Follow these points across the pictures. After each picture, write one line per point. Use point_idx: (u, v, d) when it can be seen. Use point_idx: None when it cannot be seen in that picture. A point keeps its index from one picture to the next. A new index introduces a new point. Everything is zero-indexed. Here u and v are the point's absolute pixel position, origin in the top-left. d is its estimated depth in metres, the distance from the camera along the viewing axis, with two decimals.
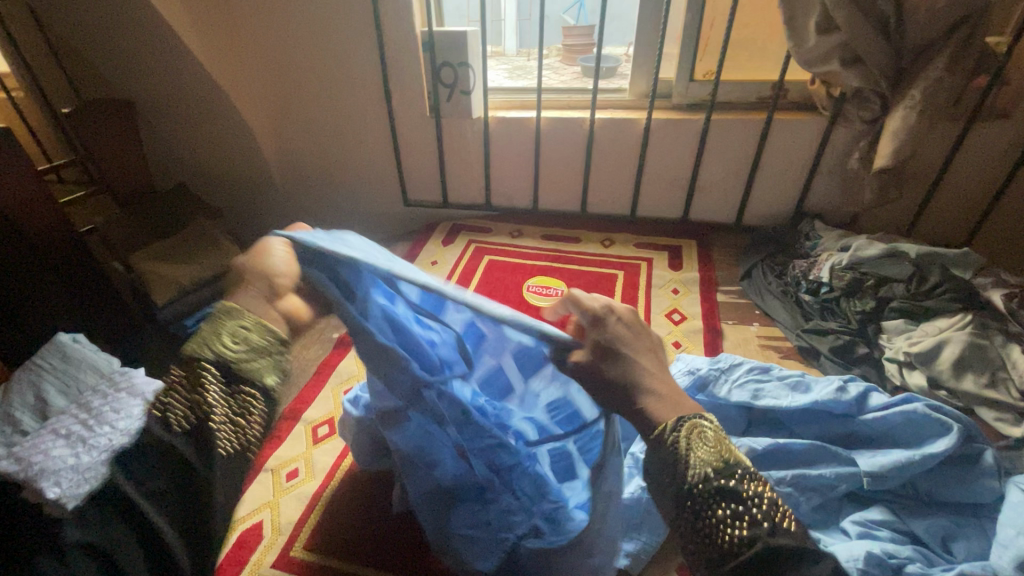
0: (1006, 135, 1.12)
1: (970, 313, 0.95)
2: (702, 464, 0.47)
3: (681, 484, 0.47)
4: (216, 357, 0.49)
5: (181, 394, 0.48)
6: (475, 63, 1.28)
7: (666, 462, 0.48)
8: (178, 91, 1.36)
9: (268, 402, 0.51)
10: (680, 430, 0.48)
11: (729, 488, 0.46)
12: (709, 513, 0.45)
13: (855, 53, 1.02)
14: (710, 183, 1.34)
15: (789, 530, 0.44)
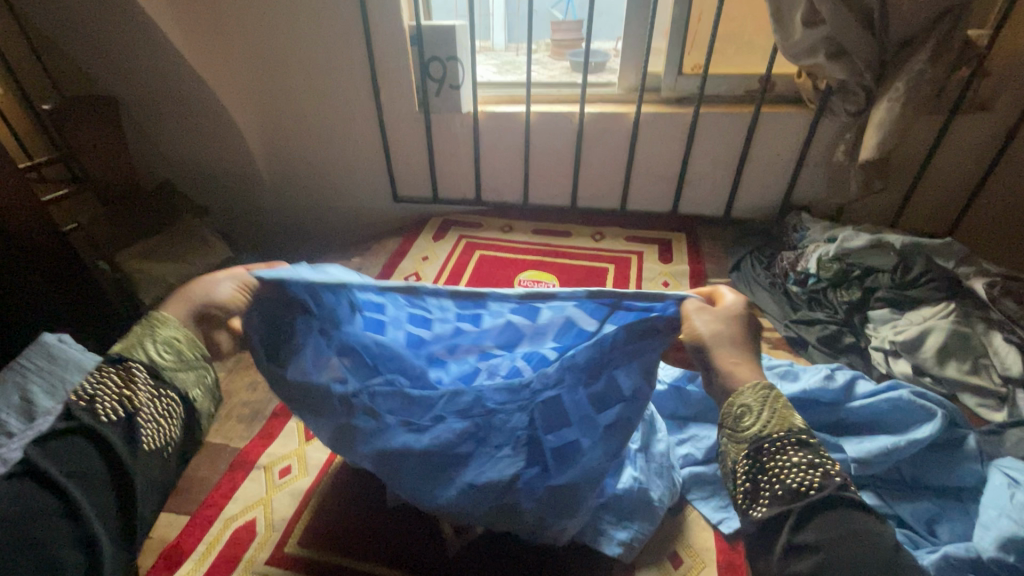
0: (987, 127, 1.14)
1: (952, 302, 0.97)
2: (781, 416, 0.48)
3: (753, 427, 0.48)
4: (149, 360, 0.50)
5: (106, 388, 0.47)
6: (464, 57, 1.27)
7: (740, 407, 0.49)
8: (164, 86, 1.33)
9: (189, 412, 0.52)
10: (763, 388, 0.49)
11: (806, 442, 0.46)
12: (780, 457, 0.45)
13: (840, 46, 1.03)
14: (699, 176, 1.35)
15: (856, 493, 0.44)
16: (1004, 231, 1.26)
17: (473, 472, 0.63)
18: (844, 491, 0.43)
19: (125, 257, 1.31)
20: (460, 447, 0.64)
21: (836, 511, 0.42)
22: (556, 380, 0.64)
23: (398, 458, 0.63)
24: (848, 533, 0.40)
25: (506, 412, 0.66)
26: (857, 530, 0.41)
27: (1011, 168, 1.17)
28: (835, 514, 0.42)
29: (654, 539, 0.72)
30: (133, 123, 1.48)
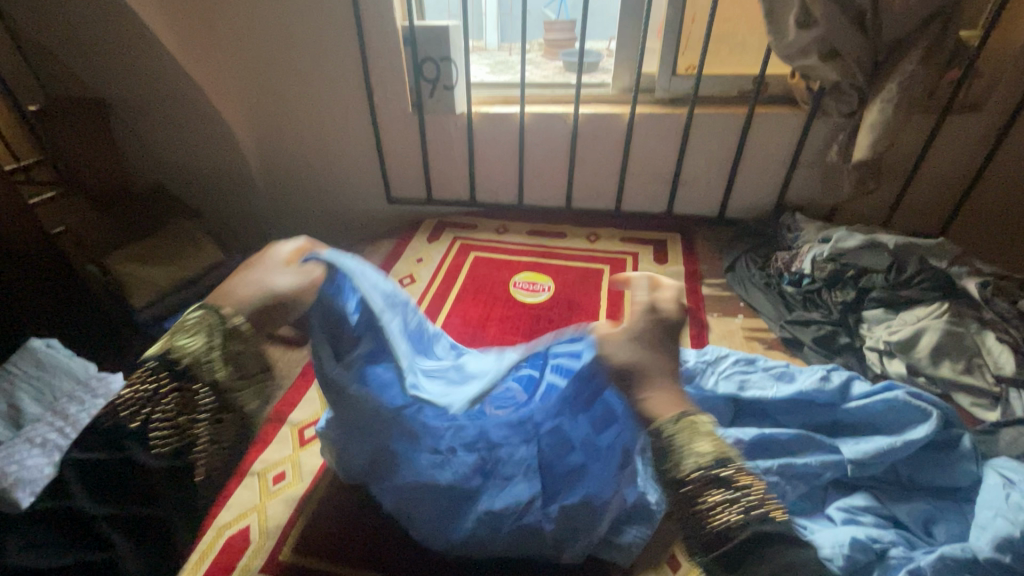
0: (978, 127, 1.15)
1: (946, 302, 0.97)
2: (703, 455, 0.49)
3: (675, 471, 0.50)
4: (212, 380, 0.51)
5: (169, 408, 0.51)
6: (457, 57, 1.27)
7: (662, 449, 0.51)
8: (156, 87, 1.32)
9: (245, 429, 0.54)
10: (683, 423, 0.50)
11: (723, 478, 0.49)
12: (700, 498, 0.49)
13: (833, 47, 1.04)
14: (693, 177, 1.35)
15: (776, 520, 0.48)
16: (995, 230, 1.27)
17: (488, 501, 0.67)
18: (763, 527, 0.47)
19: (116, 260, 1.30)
20: (465, 483, 0.68)
21: (758, 551, 0.46)
22: (556, 411, 0.68)
23: (418, 491, 0.67)
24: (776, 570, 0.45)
25: (510, 445, 0.71)
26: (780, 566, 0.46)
27: (1002, 168, 1.18)
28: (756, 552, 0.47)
29: (652, 543, 0.72)
30: (123, 125, 1.46)
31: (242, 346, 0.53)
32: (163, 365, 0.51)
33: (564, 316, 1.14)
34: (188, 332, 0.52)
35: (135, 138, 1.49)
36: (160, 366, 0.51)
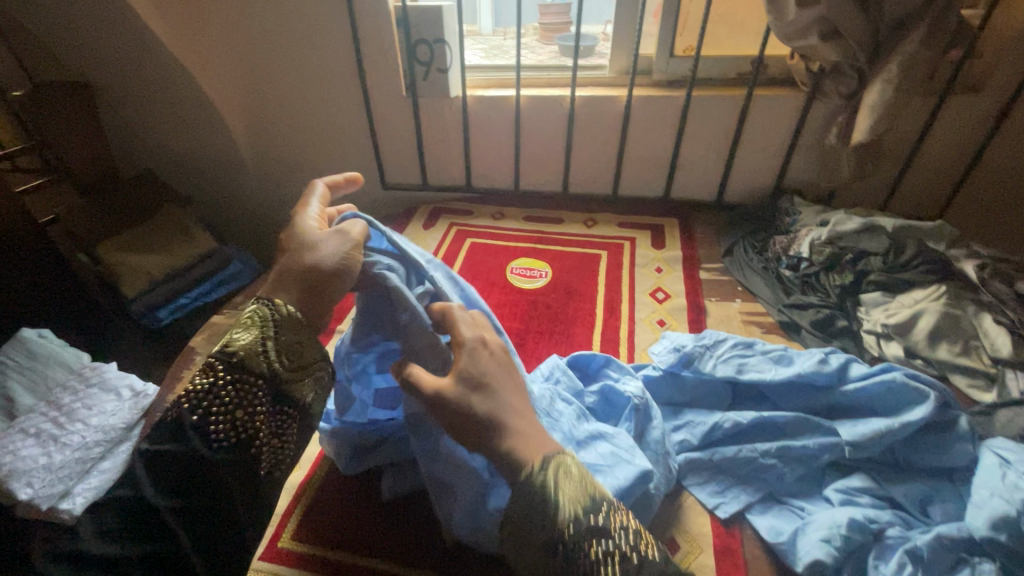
0: (978, 106, 1.13)
1: (944, 285, 0.97)
2: (571, 503, 0.52)
3: (550, 530, 0.51)
4: (273, 372, 0.59)
5: (229, 401, 0.56)
6: (451, 39, 1.24)
7: (535, 506, 0.52)
8: (152, 78, 1.32)
9: (302, 418, 0.61)
10: (546, 474, 0.53)
11: (598, 527, 0.52)
12: (584, 553, 0.50)
13: (833, 26, 1.02)
14: (691, 161, 1.34)
15: (654, 559, 0.51)
16: (993, 211, 1.27)
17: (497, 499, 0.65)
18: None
19: (107, 249, 1.28)
20: (460, 475, 0.65)
21: None
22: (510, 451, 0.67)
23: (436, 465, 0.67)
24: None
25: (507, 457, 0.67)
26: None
27: (1001, 149, 1.18)
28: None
29: (651, 526, 0.72)
30: (111, 109, 1.43)
31: (296, 338, 0.62)
32: (230, 360, 0.57)
33: (561, 302, 1.13)
34: (244, 327, 0.60)
35: (125, 125, 1.47)
36: (220, 361, 0.57)
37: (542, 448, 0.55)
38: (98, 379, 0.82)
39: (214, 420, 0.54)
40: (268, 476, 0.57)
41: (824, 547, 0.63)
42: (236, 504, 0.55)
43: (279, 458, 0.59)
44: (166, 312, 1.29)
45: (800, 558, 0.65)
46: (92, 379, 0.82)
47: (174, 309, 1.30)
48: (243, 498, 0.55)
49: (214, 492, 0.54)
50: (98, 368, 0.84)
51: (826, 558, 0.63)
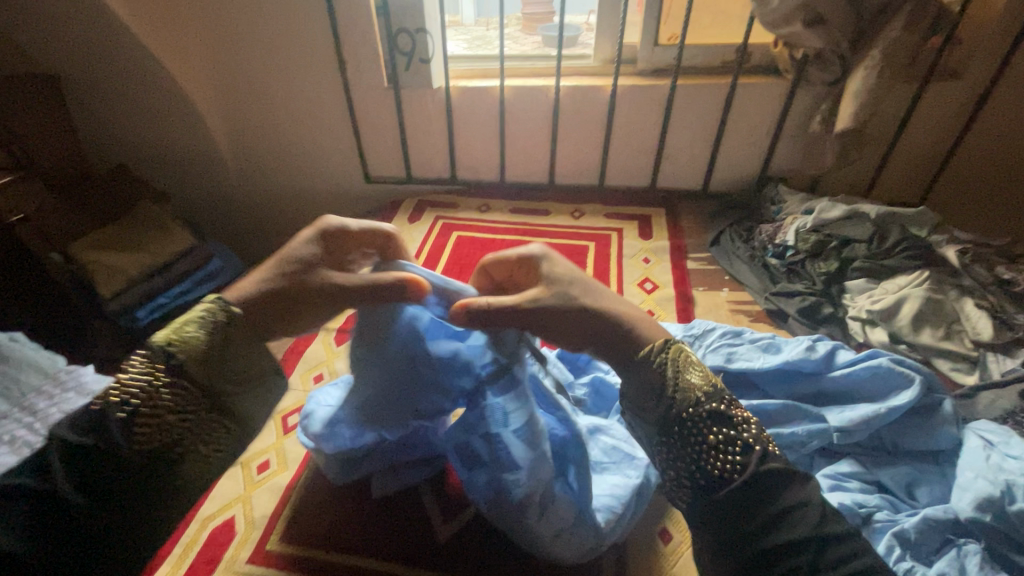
0: (959, 93, 1.15)
1: (926, 270, 0.99)
2: (693, 388, 0.58)
3: (669, 406, 0.58)
4: (208, 380, 0.58)
5: (159, 400, 0.55)
6: (433, 28, 1.21)
7: (659, 384, 0.59)
8: (123, 74, 1.29)
9: (236, 432, 0.60)
10: (672, 357, 0.60)
11: (719, 413, 0.57)
12: (704, 434, 0.56)
13: (817, 13, 1.02)
14: (677, 150, 1.34)
15: (776, 455, 0.55)
16: (972, 196, 1.29)
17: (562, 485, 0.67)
18: (767, 465, 0.53)
19: (80, 248, 1.23)
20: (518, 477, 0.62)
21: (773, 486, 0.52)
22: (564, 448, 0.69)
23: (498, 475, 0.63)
24: (795, 506, 0.50)
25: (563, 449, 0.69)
26: (794, 501, 0.50)
27: (981, 134, 1.19)
28: (771, 490, 0.51)
29: (644, 519, 0.73)
30: (73, 100, 1.38)
31: (240, 348, 0.62)
32: (166, 360, 0.57)
33: None
34: (186, 329, 0.59)
35: (92, 117, 1.42)
36: (160, 359, 0.57)
37: (662, 336, 0.62)
38: (75, 382, 0.79)
39: (143, 419, 0.53)
40: (197, 475, 0.57)
41: None
42: (157, 509, 0.53)
43: (206, 460, 0.58)
44: (145, 312, 1.24)
45: None
46: (69, 383, 0.79)
47: (153, 309, 1.25)
48: (165, 503, 0.54)
49: (141, 489, 0.52)
50: (74, 372, 0.81)
51: None
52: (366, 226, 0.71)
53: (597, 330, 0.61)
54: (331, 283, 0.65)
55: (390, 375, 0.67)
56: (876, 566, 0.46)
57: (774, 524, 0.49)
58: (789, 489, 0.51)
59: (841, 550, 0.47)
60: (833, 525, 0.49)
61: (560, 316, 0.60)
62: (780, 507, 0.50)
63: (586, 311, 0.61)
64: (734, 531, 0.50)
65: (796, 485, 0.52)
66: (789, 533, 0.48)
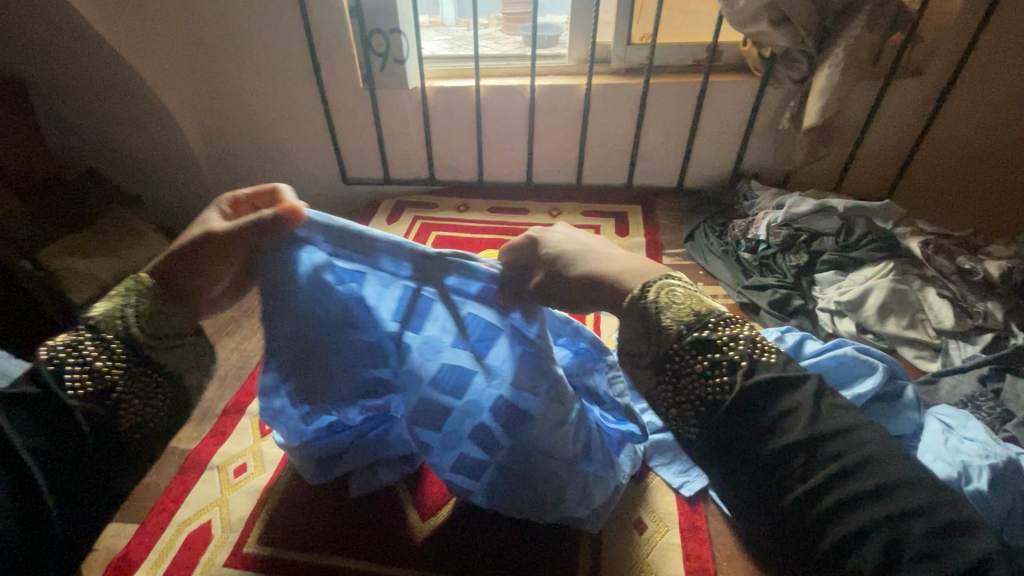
0: (921, 89, 1.18)
1: (892, 261, 1.02)
2: (676, 321, 0.51)
3: (654, 347, 0.52)
4: (130, 333, 0.52)
5: (85, 357, 0.51)
6: (407, 29, 1.21)
7: (642, 328, 0.52)
8: (93, 79, 1.27)
9: (170, 388, 0.54)
10: (649, 289, 0.53)
11: (705, 339, 0.50)
12: (694, 365, 0.49)
13: (782, 13, 1.05)
14: (652, 148, 1.36)
15: (770, 363, 0.48)
16: (936, 190, 1.32)
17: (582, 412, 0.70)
18: (754, 378, 0.46)
19: (50, 254, 1.21)
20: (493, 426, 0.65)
21: (769, 399, 0.46)
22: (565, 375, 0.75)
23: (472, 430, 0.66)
24: (788, 412, 0.45)
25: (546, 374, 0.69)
26: (786, 409, 0.45)
27: (944, 129, 1.23)
28: (761, 402, 0.46)
29: (619, 508, 0.75)
30: (42, 102, 1.36)
31: (162, 305, 0.54)
32: (85, 323, 0.53)
33: None
34: (105, 298, 0.55)
35: (61, 121, 1.40)
36: (82, 323, 0.53)
37: (642, 278, 0.55)
38: None
39: (72, 373, 0.50)
40: (134, 430, 0.52)
41: None
42: (101, 463, 0.50)
43: (145, 415, 0.53)
44: None
45: None
46: None
47: None
48: (109, 456, 0.51)
49: (81, 441, 0.49)
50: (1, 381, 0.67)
51: None
52: (261, 190, 0.63)
53: (585, 293, 0.57)
54: (207, 235, 0.55)
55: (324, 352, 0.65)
56: (875, 455, 0.42)
57: (769, 433, 0.44)
58: (791, 395, 0.46)
59: (842, 444, 0.43)
60: (827, 424, 0.44)
61: (559, 286, 0.59)
62: (772, 415, 0.45)
63: (577, 279, 0.57)
64: (733, 453, 0.46)
65: (791, 390, 0.46)
66: (781, 440, 0.44)
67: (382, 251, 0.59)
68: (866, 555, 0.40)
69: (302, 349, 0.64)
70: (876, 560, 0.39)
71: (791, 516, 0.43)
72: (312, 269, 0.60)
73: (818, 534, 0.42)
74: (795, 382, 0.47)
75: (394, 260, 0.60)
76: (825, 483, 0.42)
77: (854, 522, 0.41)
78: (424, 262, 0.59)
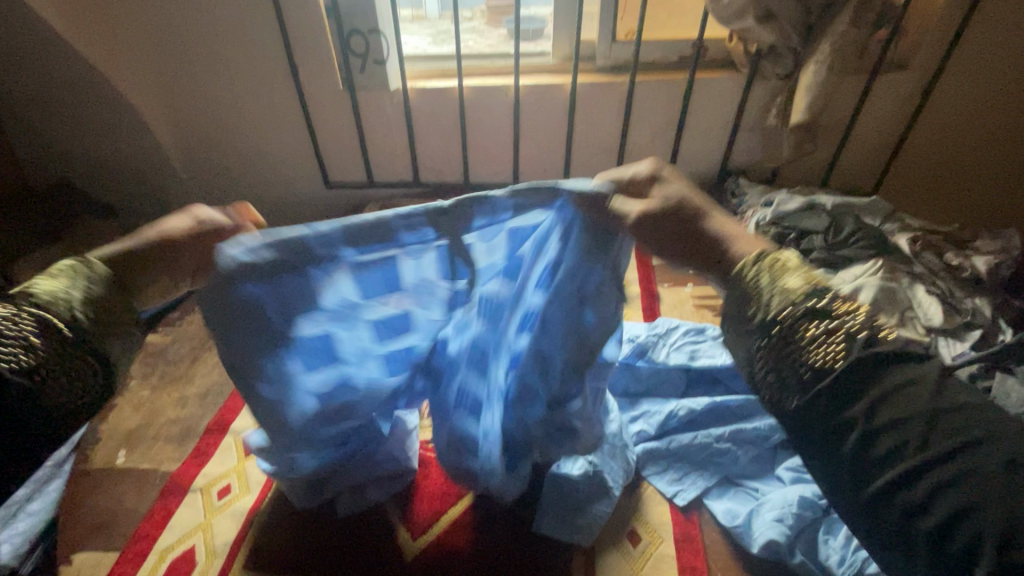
0: (907, 82, 1.17)
1: (879, 259, 1.00)
2: (785, 291, 0.49)
3: (763, 312, 0.50)
4: (77, 321, 0.51)
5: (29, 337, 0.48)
6: (387, 29, 1.18)
7: (744, 297, 0.51)
8: (59, 81, 1.23)
9: (106, 375, 0.53)
10: (762, 257, 0.52)
11: (819, 308, 0.48)
12: (801, 332, 0.48)
13: (767, 9, 1.03)
14: (639, 146, 1.34)
15: (889, 340, 0.47)
16: (920, 185, 1.32)
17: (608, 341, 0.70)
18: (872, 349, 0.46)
19: (22, 268, 1.16)
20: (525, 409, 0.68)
21: (884, 374, 0.46)
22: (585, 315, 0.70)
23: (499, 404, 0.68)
24: (893, 391, 0.45)
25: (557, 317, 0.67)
26: (890, 388, 0.45)
27: (930, 121, 1.22)
28: (866, 379, 0.46)
29: (612, 520, 0.74)
30: (6, 110, 1.31)
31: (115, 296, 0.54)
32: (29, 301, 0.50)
33: None
34: (49, 278, 0.52)
35: (30, 131, 1.35)
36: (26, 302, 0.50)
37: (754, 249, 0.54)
38: None
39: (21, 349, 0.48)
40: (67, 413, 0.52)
41: (777, 527, 0.66)
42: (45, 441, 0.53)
43: (82, 398, 0.52)
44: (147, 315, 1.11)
45: (755, 539, 0.67)
46: None
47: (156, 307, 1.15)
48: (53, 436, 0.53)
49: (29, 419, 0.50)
50: None
51: (780, 537, 0.65)
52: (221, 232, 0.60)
53: (689, 242, 0.54)
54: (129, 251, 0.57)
55: (351, 368, 0.61)
56: (990, 435, 0.43)
57: (874, 409, 0.45)
58: (904, 369, 0.46)
59: (955, 425, 0.44)
60: (947, 402, 0.45)
61: (668, 227, 0.54)
62: (881, 391, 0.45)
63: (689, 224, 0.54)
64: (830, 453, 0.46)
65: (905, 367, 0.46)
66: (884, 416, 0.44)
67: (400, 231, 0.52)
68: (971, 532, 0.41)
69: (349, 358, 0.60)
70: (991, 537, 0.40)
71: (876, 496, 0.44)
72: (320, 295, 0.54)
73: (921, 509, 0.43)
74: (909, 359, 0.47)
75: (413, 232, 0.53)
76: (937, 458, 0.43)
77: (957, 500, 0.42)
78: (440, 219, 0.53)
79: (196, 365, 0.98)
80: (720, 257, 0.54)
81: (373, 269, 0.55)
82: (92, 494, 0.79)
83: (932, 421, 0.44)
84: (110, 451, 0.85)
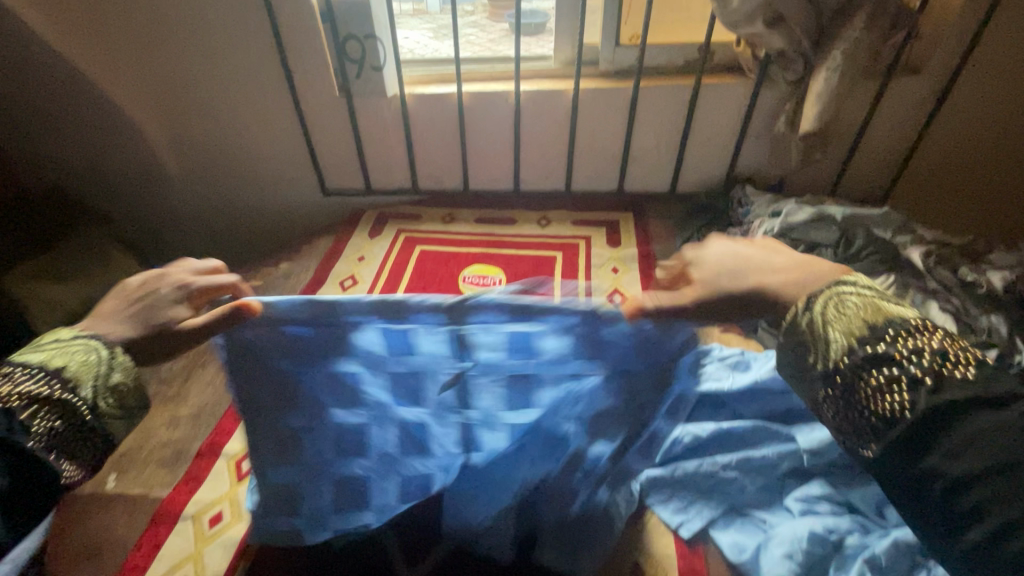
0: (920, 89, 1.13)
1: (892, 274, 0.99)
2: (842, 337, 0.53)
3: (822, 361, 0.54)
4: (91, 402, 0.54)
5: (46, 412, 0.52)
6: (384, 34, 1.15)
7: (804, 341, 0.55)
8: None
9: (103, 452, 0.57)
10: (824, 296, 0.55)
11: (878, 354, 0.50)
12: (861, 384, 0.51)
13: (777, 13, 0.99)
14: (643, 152, 1.30)
15: (963, 379, 0.47)
16: (930, 193, 1.29)
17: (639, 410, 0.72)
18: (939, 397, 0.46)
19: (10, 280, 1.13)
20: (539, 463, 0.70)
21: (954, 424, 0.46)
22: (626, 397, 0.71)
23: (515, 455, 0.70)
24: (967, 441, 0.45)
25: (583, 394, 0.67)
26: (964, 439, 0.45)
27: (943, 129, 1.18)
28: (938, 427, 0.46)
29: (615, 551, 0.72)
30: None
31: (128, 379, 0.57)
32: (53, 373, 0.53)
33: None
34: (68, 351, 0.55)
35: (23, 138, 1.33)
36: (50, 374, 0.53)
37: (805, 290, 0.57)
38: None
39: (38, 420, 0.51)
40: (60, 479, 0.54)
41: (787, 563, 0.64)
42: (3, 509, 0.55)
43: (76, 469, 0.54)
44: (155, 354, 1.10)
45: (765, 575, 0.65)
46: None
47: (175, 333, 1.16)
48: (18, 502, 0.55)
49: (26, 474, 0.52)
50: None
51: None
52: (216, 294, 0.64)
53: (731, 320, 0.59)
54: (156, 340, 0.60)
55: (380, 413, 0.68)
56: None
57: (948, 458, 0.45)
58: (977, 416, 0.45)
59: None
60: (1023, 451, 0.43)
61: (713, 307, 0.59)
62: (954, 442, 0.45)
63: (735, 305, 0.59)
64: (913, 508, 0.48)
65: (979, 413, 0.45)
66: (958, 470, 0.45)
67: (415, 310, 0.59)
68: None
69: (363, 410, 0.67)
70: None
71: (960, 554, 0.45)
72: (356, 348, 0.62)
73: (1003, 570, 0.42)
74: (987, 403, 0.46)
75: (428, 315, 0.59)
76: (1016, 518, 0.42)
77: None
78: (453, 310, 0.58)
79: (188, 383, 0.96)
80: (774, 305, 0.58)
81: (394, 336, 0.61)
82: (80, 521, 0.77)
83: (1008, 471, 0.43)
84: (99, 476, 0.82)
